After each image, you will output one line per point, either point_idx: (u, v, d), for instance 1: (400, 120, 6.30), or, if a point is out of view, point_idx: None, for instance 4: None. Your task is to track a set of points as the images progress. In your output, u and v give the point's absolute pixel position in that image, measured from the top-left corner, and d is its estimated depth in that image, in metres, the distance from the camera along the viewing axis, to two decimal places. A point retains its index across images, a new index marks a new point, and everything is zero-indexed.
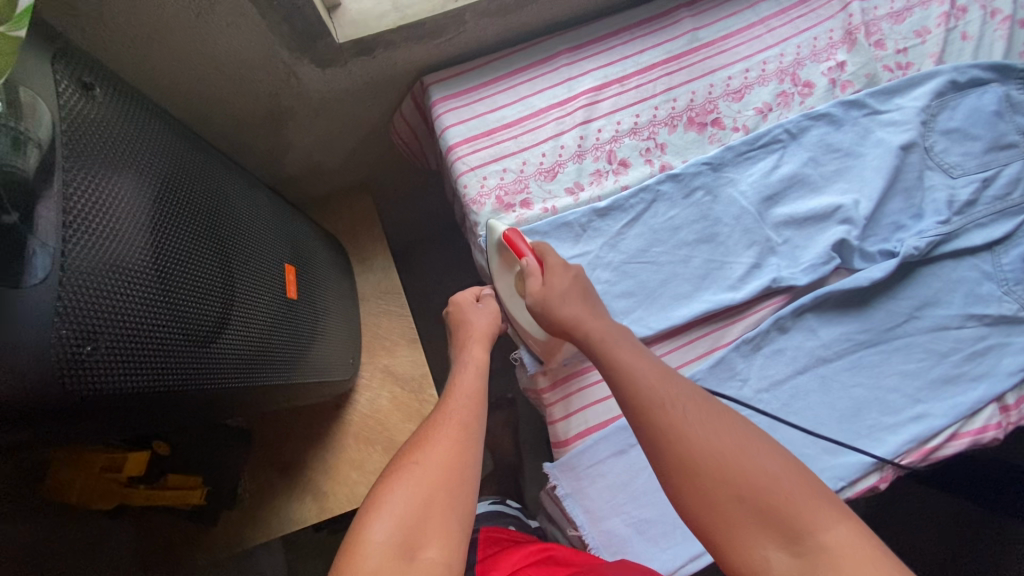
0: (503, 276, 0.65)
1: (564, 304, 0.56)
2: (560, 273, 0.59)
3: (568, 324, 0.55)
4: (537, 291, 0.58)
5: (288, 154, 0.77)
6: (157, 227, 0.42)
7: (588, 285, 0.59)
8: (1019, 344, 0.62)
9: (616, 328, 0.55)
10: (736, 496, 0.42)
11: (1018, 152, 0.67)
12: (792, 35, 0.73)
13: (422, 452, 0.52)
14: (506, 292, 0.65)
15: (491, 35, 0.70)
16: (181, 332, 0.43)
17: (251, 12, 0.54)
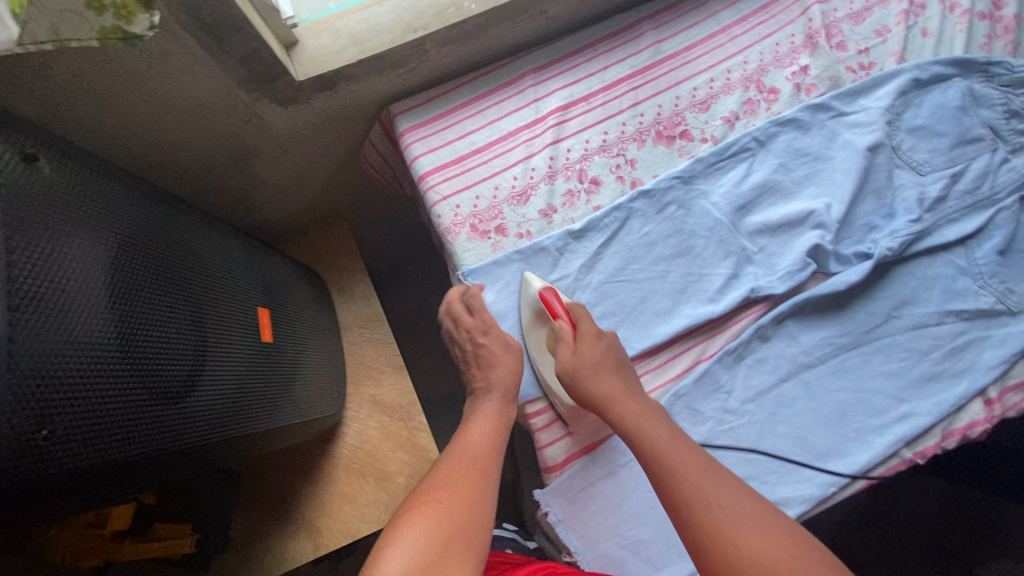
0: (535, 330, 0.63)
1: (596, 380, 0.56)
2: (593, 342, 0.58)
3: (599, 401, 0.56)
4: (568, 360, 0.58)
5: (259, 191, 0.76)
6: (117, 292, 0.42)
7: (622, 356, 0.59)
8: (999, 337, 0.63)
9: (643, 404, 0.56)
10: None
11: (983, 145, 0.68)
12: (754, 42, 0.74)
13: (444, 489, 0.51)
14: (535, 347, 0.63)
15: (455, 61, 0.70)
16: (146, 397, 0.42)
17: (205, 59, 0.53)
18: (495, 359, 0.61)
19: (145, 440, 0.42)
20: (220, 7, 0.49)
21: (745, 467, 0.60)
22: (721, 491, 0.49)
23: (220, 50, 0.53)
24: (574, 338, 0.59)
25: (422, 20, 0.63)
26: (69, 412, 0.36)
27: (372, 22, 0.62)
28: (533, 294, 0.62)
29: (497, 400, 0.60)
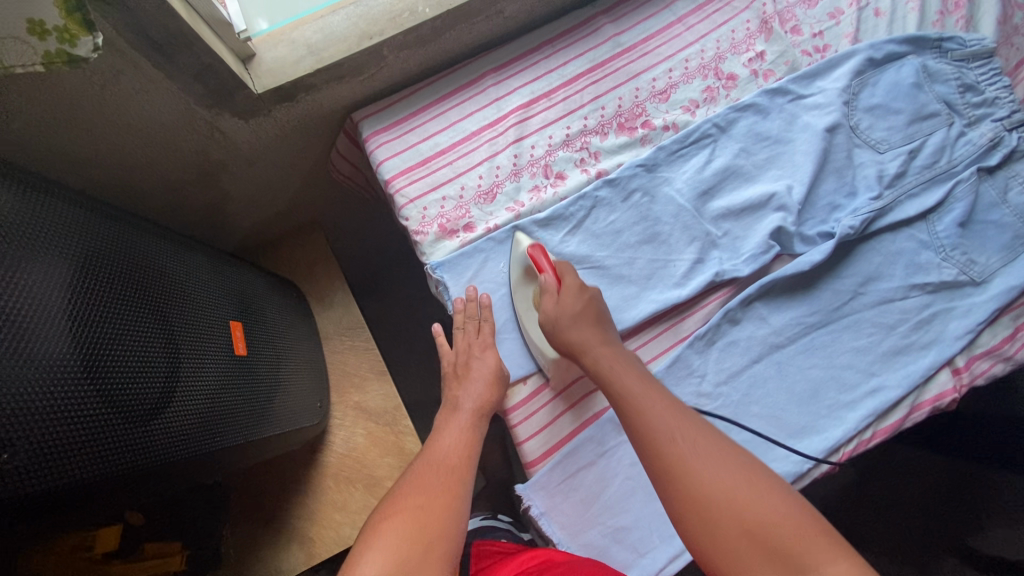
0: (521, 288, 0.64)
1: (574, 329, 0.58)
2: (575, 296, 0.60)
3: (577, 350, 0.58)
4: (550, 312, 0.59)
5: (229, 204, 0.77)
6: (82, 314, 0.42)
7: (602, 310, 0.60)
8: (963, 307, 0.64)
9: (622, 355, 0.57)
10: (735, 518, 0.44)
11: (939, 120, 0.69)
12: (710, 30, 0.74)
13: (414, 496, 0.51)
14: (520, 304, 0.64)
15: (414, 65, 0.70)
16: (117, 415, 0.43)
17: (158, 77, 0.53)
18: (480, 374, 0.61)
19: (118, 458, 0.43)
20: (167, 24, 0.49)
21: None
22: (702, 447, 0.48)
23: (172, 66, 0.53)
24: (557, 290, 0.60)
25: (377, 26, 0.63)
26: (31, 434, 0.37)
27: (328, 30, 0.62)
28: (522, 252, 0.64)
29: (468, 416, 0.60)
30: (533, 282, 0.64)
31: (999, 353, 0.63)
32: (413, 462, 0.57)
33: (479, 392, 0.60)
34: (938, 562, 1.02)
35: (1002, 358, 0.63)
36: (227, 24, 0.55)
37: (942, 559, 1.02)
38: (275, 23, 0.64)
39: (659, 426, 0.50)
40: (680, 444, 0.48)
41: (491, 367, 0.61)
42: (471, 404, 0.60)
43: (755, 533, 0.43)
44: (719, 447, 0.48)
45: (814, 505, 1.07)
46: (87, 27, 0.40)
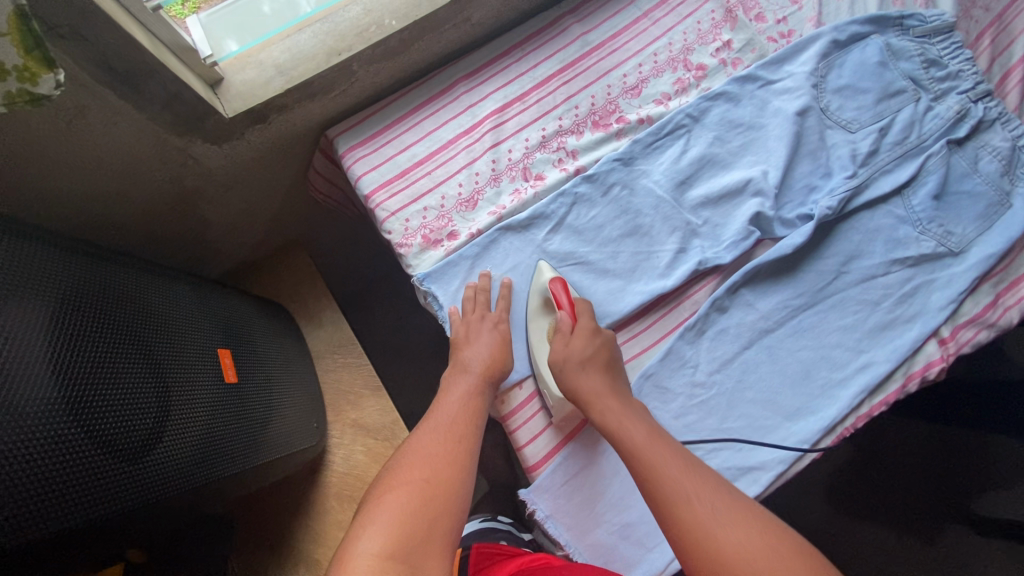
0: (538, 318, 0.64)
1: (582, 373, 0.58)
2: (586, 339, 0.60)
3: (582, 397, 0.57)
4: (559, 351, 0.60)
5: (208, 231, 0.76)
6: (66, 355, 0.42)
7: (611, 355, 0.60)
8: (944, 278, 0.65)
9: (623, 407, 0.57)
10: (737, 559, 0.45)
11: (907, 96, 0.70)
12: (675, 23, 0.75)
13: (418, 470, 0.52)
14: (535, 335, 0.64)
15: (385, 78, 0.70)
16: (107, 456, 0.43)
17: (126, 108, 0.53)
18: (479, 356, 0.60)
19: (109, 498, 0.43)
20: (128, 53, 0.49)
21: (719, 437, 0.61)
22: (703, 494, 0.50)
23: (138, 97, 0.53)
24: (569, 329, 0.60)
25: (345, 41, 0.63)
26: (14, 483, 0.36)
27: (295, 50, 0.62)
28: (543, 284, 0.64)
29: (476, 378, 0.60)
30: (550, 315, 0.64)
31: (982, 321, 0.64)
32: (417, 430, 0.57)
33: (490, 353, 0.60)
34: (942, 529, 1.04)
35: (986, 325, 0.64)
36: (193, 51, 0.55)
37: (946, 527, 1.04)
38: (245, 44, 0.62)
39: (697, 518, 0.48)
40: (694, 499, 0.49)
41: (502, 333, 0.62)
42: (479, 368, 0.60)
43: None
44: (735, 503, 0.49)
45: (816, 484, 1.08)
46: (48, 64, 0.40)
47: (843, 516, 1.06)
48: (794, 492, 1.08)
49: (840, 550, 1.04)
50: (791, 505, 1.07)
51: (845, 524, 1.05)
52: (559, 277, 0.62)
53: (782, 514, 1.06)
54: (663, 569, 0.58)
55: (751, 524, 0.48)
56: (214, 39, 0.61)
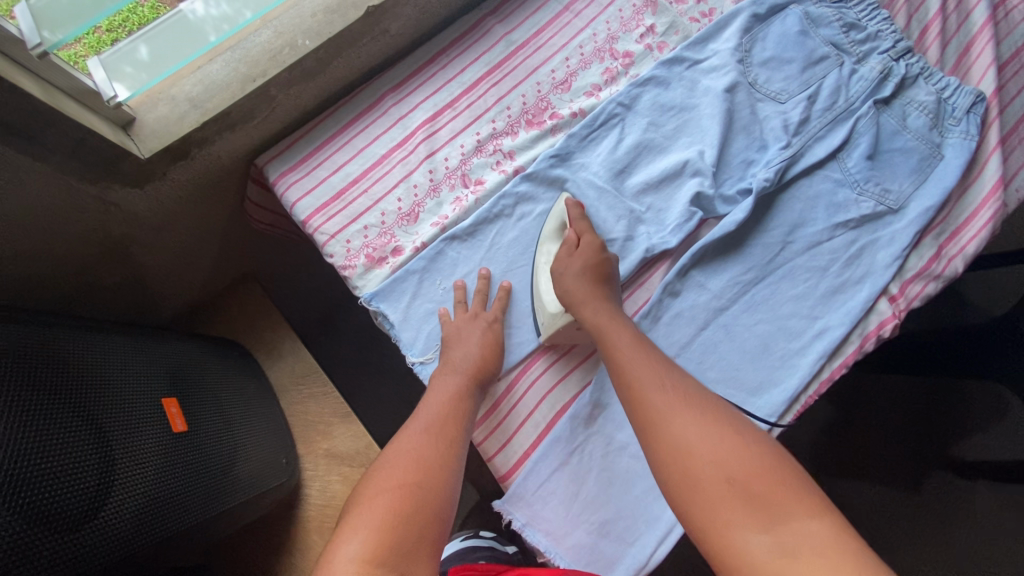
0: (547, 241, 0.64)
1: (581, 279, 0.59)
2: (591, 253, 0.61)
3: (578, 298, 0.57)
4: (562, 259, 0.61)
5: (147, 273, 0.74)
6: None
7: (611, 274, 0.61)
8: (887, 236, 0.66)
9: (618, 314, 0.57)
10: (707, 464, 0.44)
11: (830, 62, 0.71)
12: (598, 13, 0.75)
13: (407, 472, 0.51)
14: (541, 257, 0.63)
15: (310, 99, 0.69)
16: (20, 527, 0.40)
17: (28, 160, 0.51)
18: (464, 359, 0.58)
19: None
20: (18, 105, 0.47)
21: None
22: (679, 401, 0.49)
23: (39, 148, 0.50)
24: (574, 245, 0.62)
25: (259, 67, 0.61)
26: None
27: (207, 81, 0.60)
28: (559, 216, 0.64)
29: (464, 379, 0.57)
30: (559, 240, 0.64)
31: (928, 274, 0.65)
32: (408, 422, 0.56)
33: (480, 354, 0.59)
34: (926, 477, 1.06)
35: (932, 277, 0.65)
36: (95, 94, 0.53)
37: (930, 475, 1.06)
38: (184, 57, 0.57)
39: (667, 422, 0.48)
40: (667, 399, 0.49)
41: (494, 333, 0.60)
42: (453, 377, 0.57)
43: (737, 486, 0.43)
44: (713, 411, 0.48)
45: (803, 452, 1.08)
46: None
47: (833, 480, 1.07)
48: None
49: (833, 515, 1.05)
50: None
51: (833, 487, 1.06)
52: (574, 201, 0.64)
53: None
54: (646, 562, 0.57)
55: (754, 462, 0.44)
56: (148, 65, 0.56)
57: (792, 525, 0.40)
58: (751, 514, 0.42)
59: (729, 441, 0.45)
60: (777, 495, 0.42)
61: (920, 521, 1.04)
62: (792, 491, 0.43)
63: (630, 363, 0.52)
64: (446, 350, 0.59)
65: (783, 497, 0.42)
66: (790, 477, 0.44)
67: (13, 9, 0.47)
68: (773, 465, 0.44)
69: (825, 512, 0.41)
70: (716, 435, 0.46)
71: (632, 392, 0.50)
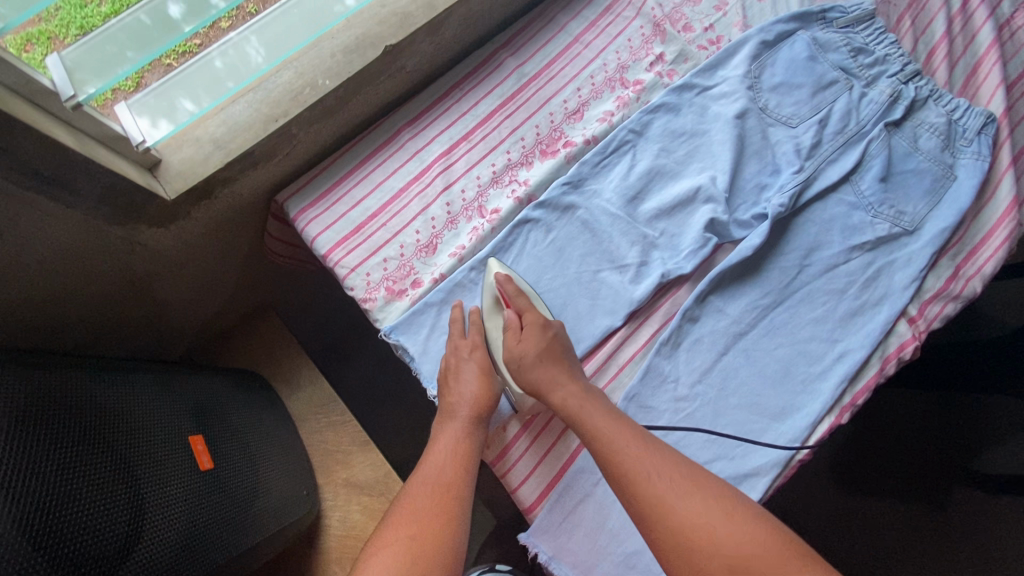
0: (492, 317, 0.63)
1: (536, 368, 0.56)
2: (538, 333, 0.58)
3: (543, 387, 0.56)
4: (512, 348, 0.58)
5: (168, 308, 0.75)
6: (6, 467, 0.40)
7: (564, 346, 0.59)
8: (903, 258, 0.66)
9: (584, 391, 0.56)
10: (718, 555, 0.44)
11: (840, 86, 0.72)
12: (607, 43, 0.77)
13: (415, 520, 0.51)
14: (494, 336, 0.62)
15: (328, 135, 0.70)
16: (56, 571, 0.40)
17: (60, 208, 0.52)
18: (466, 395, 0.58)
19: None
20: (59, 161, 0.49)
21: (711, 449, 0.60)
22: (664, 479, 0.48)
23: (70, 194, 0.52)
24: (517, 325, 0.60)
25: (280, 107, 0.62)
26: None
27: (231, 121, 0.61)
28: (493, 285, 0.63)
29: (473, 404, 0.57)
30: (501, 314, 0.62)
31: (947, 294, 0.65)
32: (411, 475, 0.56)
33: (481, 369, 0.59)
34: (946, 493, 1.05)
35: (951, 297, 0.65)
36: (123, 139, 0.54)
37: (952, 491, 1.05)
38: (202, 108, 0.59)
39: (655, 490, 0.47)
40: (655, 479, 0.48)
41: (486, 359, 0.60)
42: (466, 413, 0.57)
43: (741, 566, 0.44)
44: (695, 479, 0.48)
45: (821, 469, 1.07)
46: None
47: (854, 497, 1.05)
48: (802, 484, 1.06)
49: (855, 534, 1.04)
50: (798, 496, 1.06)
51: (855, 505, 1.05)
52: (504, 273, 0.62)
53: (791, 503, 1.06)
54: None
55: (750, 535, 0.45)
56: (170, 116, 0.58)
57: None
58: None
59: (723, 516, 0.46)
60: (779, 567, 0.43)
61: (943, 537, 1.03)
62: (791, 554, 0.44)
63: (615, 445, 0.51)
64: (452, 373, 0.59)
65: (790, 571, 0.43)
66: (786, 544, 0.45)
67: (46, 60, 0.48)
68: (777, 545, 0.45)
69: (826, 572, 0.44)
70: (708, 508, 0.46)
71: (632, 491, 0.48)
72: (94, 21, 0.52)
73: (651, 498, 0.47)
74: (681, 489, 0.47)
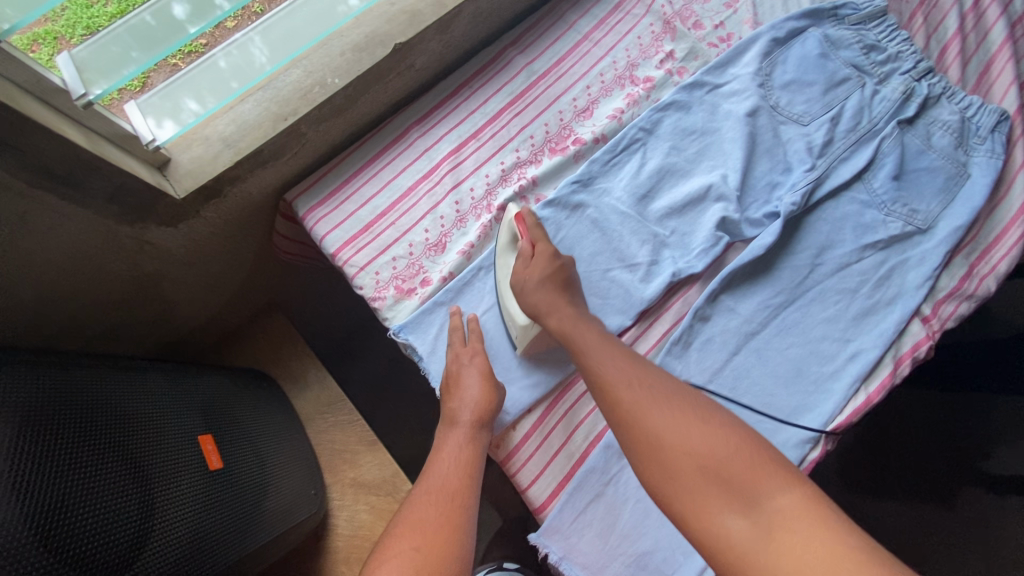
0: (504, 255, 0.64)
1: (541, 291, 0.58)
2: (545, 262, 0.60)
3: (542, 310, 0.57)
4: (519, 273, 0.60)
5: (177, 308, 0.75)
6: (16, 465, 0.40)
7: (571, 278, 0.60)
8: (917, 257, 0.65)
9: (581, 317, 0.57)
10: (686, 452, 0.44)
11: (852, 83, 0.71)
12: (617, 41, 0.76)
13: (427, 516, 0.50)
14: (501, 272, 0.64)
15: (337, 134, 0.70)
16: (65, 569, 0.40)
17: (71, 207, 0.52)
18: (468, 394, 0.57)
19: None
20: (69, 159, 0.48)
21: None
22: (648, 391, 0.48)
23: (81, 194, 0.52)
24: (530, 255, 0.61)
25: (289, 105, 0.62)
26: None
27: (240, 120, 0.61)
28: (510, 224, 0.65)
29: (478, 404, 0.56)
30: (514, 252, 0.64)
31: (961, 293, 0.64)
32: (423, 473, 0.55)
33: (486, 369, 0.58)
34: (955, 493, 1.04)
35: (965, 297, 0.64)
36: (134, 138, 0.54)
37: (961, 492, 1.04)
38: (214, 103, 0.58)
39: (632, 396, 0.48)
40: (635, 388, 0.48)
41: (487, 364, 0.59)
42: (470, 416, 0.56)
43: (710, 467, 0.43)
44: (679, 395, 0.48)
45: (829, 469, 1.07)
46: None
47: (862, 497, 1.05)
48: (810, 484, 1.06)
49: (864, 535, 1.03)
50: None
51: (863, 505, 1.04)
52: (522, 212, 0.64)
53: None
54: None
55: (723, 439, 0.44)
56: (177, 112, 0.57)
57: (769, 507, 0.40)
58: (727, 501, 0.41)
59: (700, 425, 0.45)
60: (747, 471, 0.42)
61: (953, 538, 1.02)
62: (772, 467, 0.43)
63: (601, 360, 0.52)
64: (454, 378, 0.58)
65: (759, 478, 0.42)
66: (767, 456, 0.43)
67: (56, 60, 0.49)
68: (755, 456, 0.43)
69: (803, 487, 0.41)
70: (686, 418, 0.46)
71: (613, 403, 0.48)
72: (99, 21, 0.51)
73: (627, 407, 0.47)
74: (661, 399, 0.48)
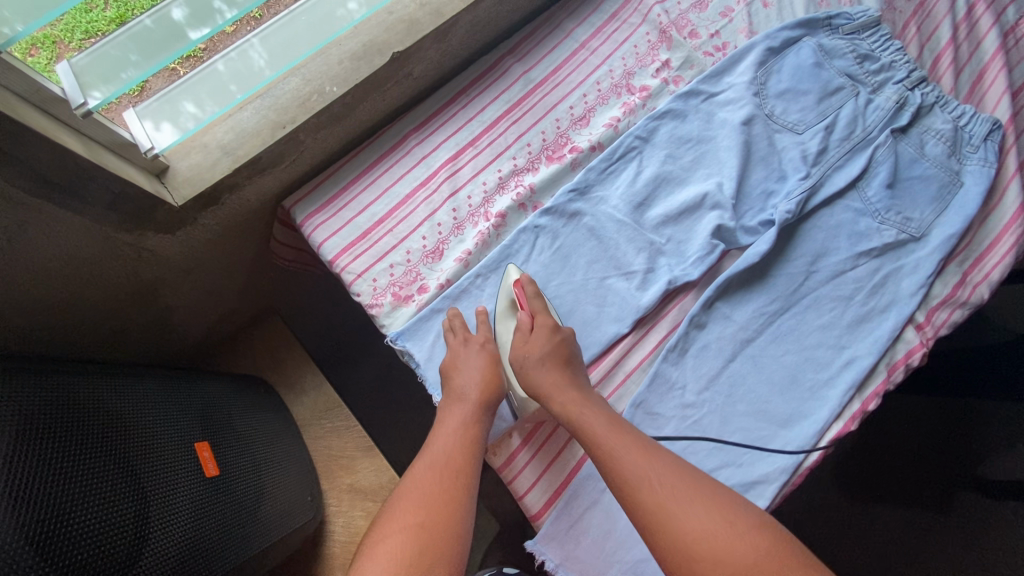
0: (504, 319, 0.64)
1: (542, 370, 0.58)
2: (546, 337, 0.60)
3: (543, 391, 0.57)
4: (520, 348, 0.61)
5: (174, 314, 0.75)
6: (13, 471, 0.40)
7: (572, 352, 0.60)
8: (911, 264, 0.66)
9: (586, 396, 0.57)
10: (713, 555, 0.45)
11: (846, 92, 0.72)
12: (613, 50, 0.77)
13: (422, 501, 0.51)
14: (503, 335, 0.64)
15: (335, 141, 0.70)
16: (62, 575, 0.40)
17: (70, 215, 0.52)
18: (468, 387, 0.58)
19: None
20: (67, 169, 0.49)
21: (718, 456, 0.60)
22: (664, 483, 0.49)
23: (81, 203, 0.52)
24: (529, 328, 0.61)
25: (288, 114, 0.62)
26: None
27: (238, 128, 0.61)
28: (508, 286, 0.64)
29: (473, 406, 0.57)
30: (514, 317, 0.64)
31: (954, 301, 0.65)
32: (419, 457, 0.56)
33: (482, 374, 0.59)
34: (952, 498, 1.04)
35: (958, 304, 0.65)
36: (133, 146, 0.55)
37: (957, 497, 1.04)
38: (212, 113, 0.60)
39: (654, 494, 0.49)
40: (654, 485, 0.49)
41: (490, 353, 0.60)
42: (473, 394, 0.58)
43: (736, 571, 0.45)
44: (693, 484, 0.50)
45: (825, 474, 1.07)
46: None
47: (858, 502, 1.05)
48: (807, 491, 1.06)
49: (860, 541, 1.03)
50: (802, 501, 1.06)
51: (859, 511, 1.05)
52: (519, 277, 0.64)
53: (795, 508, 1.05)
54: None
55: (744, 540, 0.46)
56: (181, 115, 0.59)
57: None
58: None
59: (723, 524, 0.47)
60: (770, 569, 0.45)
61: (949, 544, 1.02)
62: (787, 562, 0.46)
63: (614, 447, 0.52)
64: (450, 377, 0.59)
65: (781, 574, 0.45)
66: (783, 550, 0.46)
67: (55, 70, 0.49)
68: (772, 551, 0.46)
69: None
70: (706, 512, 0.48)
71: (634, 501, 0.49)
72: (98, 26, 0.52)
73: (650, 505, 0.48)
74: (682, 494, 0.49)
